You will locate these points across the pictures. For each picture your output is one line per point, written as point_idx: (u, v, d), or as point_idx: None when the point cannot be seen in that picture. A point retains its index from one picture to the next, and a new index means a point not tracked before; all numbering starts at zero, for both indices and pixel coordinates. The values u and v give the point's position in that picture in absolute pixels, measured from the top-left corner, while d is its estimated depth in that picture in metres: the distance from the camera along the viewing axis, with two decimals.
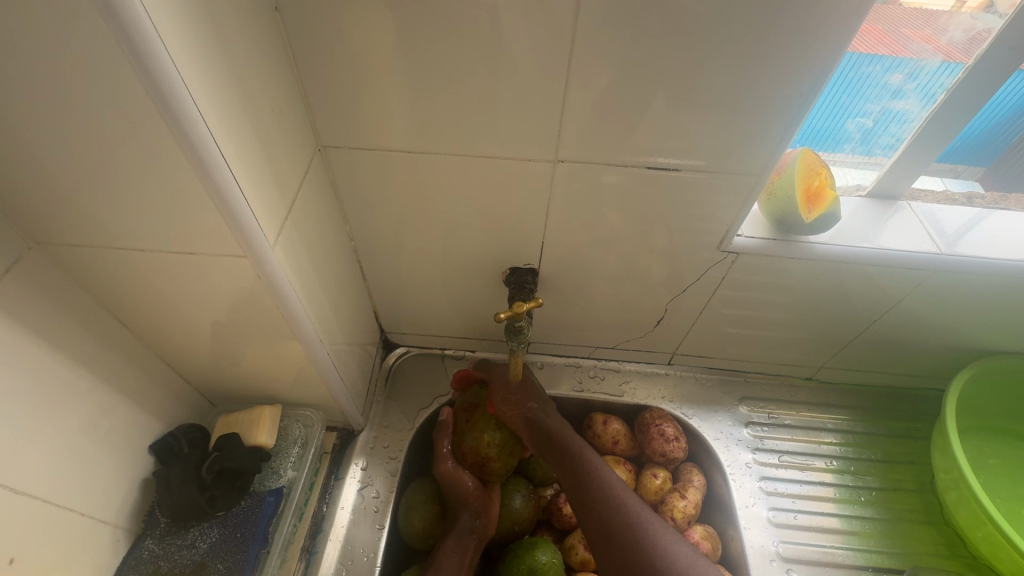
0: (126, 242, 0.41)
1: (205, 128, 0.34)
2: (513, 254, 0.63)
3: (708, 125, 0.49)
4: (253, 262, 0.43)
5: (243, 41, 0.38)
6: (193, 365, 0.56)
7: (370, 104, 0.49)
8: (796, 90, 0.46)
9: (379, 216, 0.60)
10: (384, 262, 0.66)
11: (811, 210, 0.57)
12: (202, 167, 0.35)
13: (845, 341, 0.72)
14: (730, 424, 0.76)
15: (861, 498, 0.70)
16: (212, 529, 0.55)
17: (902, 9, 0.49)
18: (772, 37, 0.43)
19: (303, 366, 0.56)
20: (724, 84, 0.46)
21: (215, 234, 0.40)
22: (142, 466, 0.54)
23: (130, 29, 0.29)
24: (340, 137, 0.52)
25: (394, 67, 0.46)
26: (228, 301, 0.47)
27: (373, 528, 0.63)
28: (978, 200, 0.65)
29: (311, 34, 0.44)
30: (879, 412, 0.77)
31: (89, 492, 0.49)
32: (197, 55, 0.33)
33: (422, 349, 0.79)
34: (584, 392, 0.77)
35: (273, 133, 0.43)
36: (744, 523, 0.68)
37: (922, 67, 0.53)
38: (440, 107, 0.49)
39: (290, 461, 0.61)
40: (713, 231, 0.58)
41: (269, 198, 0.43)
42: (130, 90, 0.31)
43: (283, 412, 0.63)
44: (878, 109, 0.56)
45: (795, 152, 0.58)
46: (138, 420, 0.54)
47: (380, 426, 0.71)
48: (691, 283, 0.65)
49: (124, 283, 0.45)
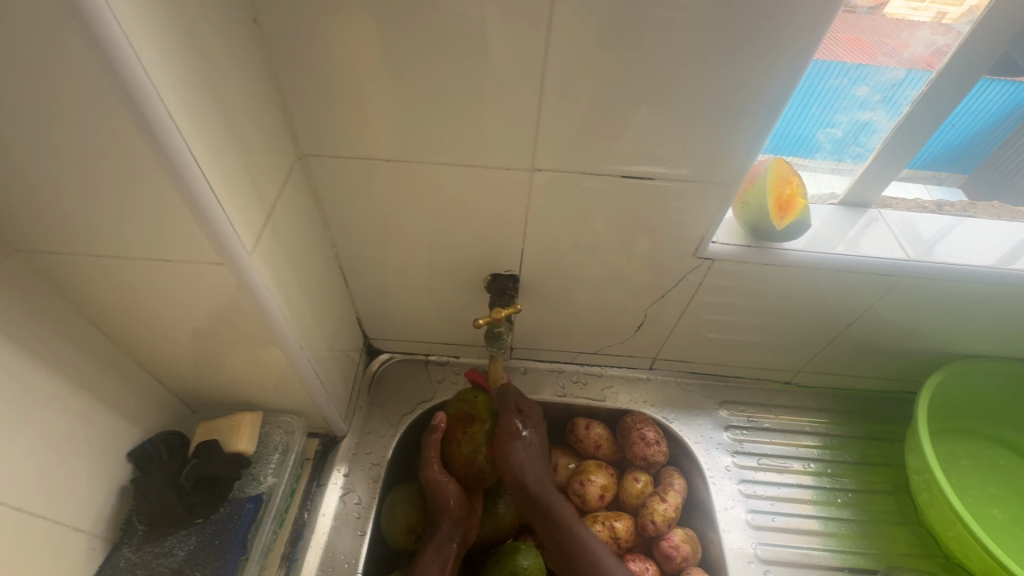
0: (103, 249, 0.41)
1: (180, 137, 0.35)
2: (494, 261, 0.64)
3: (682, 134, 0.50)
4: (231, 269, 0.43)
5: (221, 52, 0.39)
6: (173, 372, 0.56)
7: (350, 113, 0.50)
8: (763, 103, 0.48)
9: (361, 222, 0.60)
10: (366, 268, 0.66)
11: (782, 218, 0.58)
12: (178, 174, 0.36)
13: (822, 345, 0.73)
14: (710, 427, 0.77)
15: (838, 500, 0.71)
16: (191, 536, 0.55)
17: (882, 18, 0.51)
18: (739, 51, 0.44)
19: (284, 373, 0.56)
20: (695, 96, 0.47)
21: (193, 242, 0.41)
22: (120, 473, 0.54)
23: (104, 41, 0.29)
24: (320, 146, 0.53)
25: (374, 77, 0.47)
26: (207, 307, 0.47)
27: (355, 534, 0.63)
28: (947, 208, 0.66)
29: (290, 44, 0.45)
30: (855, 414, 0.79)
31: (66, 500, 0.49)
32: (172, 66, 0.34)
33: (406, 354, 0.79)
34: (566, 397, 0.78)
35: (252, 142, 0.44)
36: (723, 525, 0.69)
37: (888, 79, 0.54)
38: (419, 115, 0.50)
39: (269, 468, 0.61)
40: (689, 237, 0.60)
41: (247, 206, 0.43)
42: (105, 98, 0.31)
43: (264, 418, 0.63)
44: (847, 119, 0.58)
45: (767, 161, 0.59)
46: (116, 428, 0.53)
47: (362, 432, 0.71)
48: (669, 289, 0.66)
49: (101, 289, 0.45)
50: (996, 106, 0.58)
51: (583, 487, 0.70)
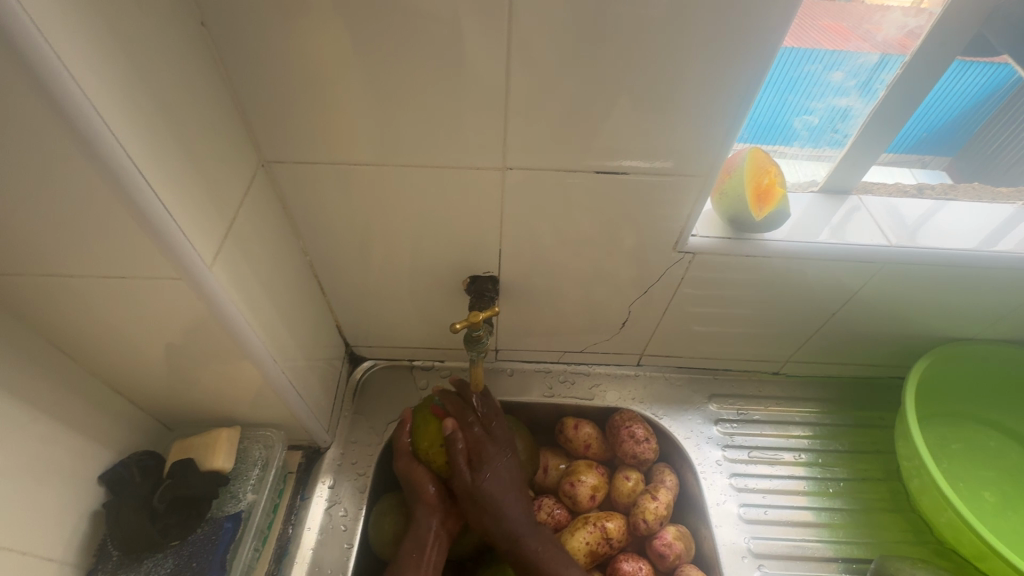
0: (55, 269, 0.40)
1: (123, 150, 0.33)
2: (473, 262, 0.63)
3: (653, 127, 0.49)
4: (192, 285, 0.42)
5: (165, 58, 0.37)
6: (143, 390, 0.54)
7: (311, 117, 0.48)
8: (734, 93, 0.47)
9: (333, 229, 0.59)
10: (342, 275, 0.65)
11: (760, 208, 0.58)
12: (125, 189, 0.34)
13: (809, 334, 0.72)
14: (699, 422, 0.76)
15: (830, 490, 0.71)
16: (167, 559, 0.54)
17: (863, 7, 0.51)
18: (705, 41, 0.43)
19: (259, 386, 0.55)
20: (663, 88, 0.46)
21: (150, 259, 0.39)
22: (92, 498, 0.53)
23: (28, 53, 0.28)
24: (283, 152, 0.51)
25: (333, 79, 0.46)
26: (173, 323, 0.46)
27: (341, 547, 0.62)
28: (928, 191, 0.66)
29: (241, 48, 0.43)
30: (844, 402, 0.79)
31: (35, 529, 0.47)
32: (108, 76, 0.32)
33: (389, 361, 0.78)
34: (554, 397, 0.77)
35: (206, 150, 0.42)
36: (715, 521, 0.68)
37: (862, 64, 0.54)
38: (383, 117, 0.48)
39: (249, 484, 0.60)
40: (669, 231, 0.59)
41: (204, 218, 0.41)
42: (37, 114, 0.30)
43: (242, 434, 0.61)
44: (823, 106, 0.57)
45: (744, 151, 0.58)
46: (85, 452, 0.52)
47: (347, 442, 0.70)
48: (654, 283, 0.65)
49: (58, 310, 0.44)
50: (973, 87, 0.57)
51: (574, 487, 0.69)
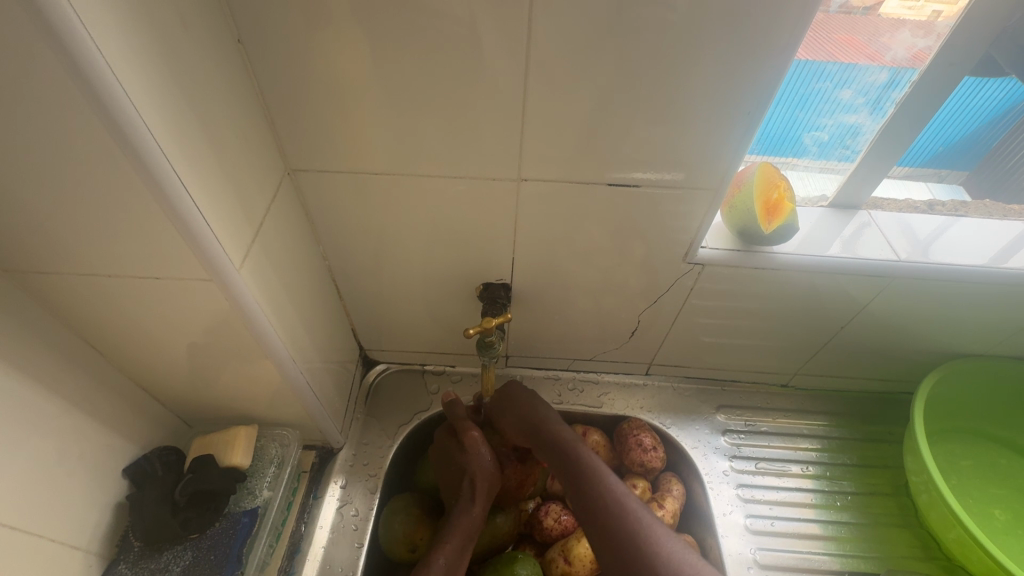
0: (93, 268, 0.42)
1: (164, 156, 0.35)
2: (486, 270, 0.64)
3: (665, 141, 0.51)
4: (221, 285, 0.44)
5: (203, 71, 0.40)
6: (168, 387, 0.56)
7: (336, 127, 0.50)
8: (745, 107, 0.48)
9: (352, 235, 0.61)
10: (359, 280, 0.66)
11: (767, 222, 0.58)
12: (163, 194, 0.36)
13: (817, 347, 0.73)
14: (707, 432, 0.77)
15: (838, 503, 0.71)
16: (187, 551, 0.56)
17: (876, 18, 0.52)
18: (719, 56, 0.45)
19: (278, 386, 0.56)
20: (675, 103, 0.48)
21: (182, 260, 0.41)
22: (116, 489, 0.55)
23: (85, 67, 0.30)
24: (308, 162, 0.53)
25: (358, 91, 0.47)
26: (199, 322, 0.48)
27: (352, 546, 0.63)
28: (939, 207, 0.66)
29: (273, 62, 0.46)
30: (853, 416, 0.79)
31: (62, 517, 0.49)
32: (153, 84, 0.34)
33: (402, 365, 0.79)
34: (563, 404, 0.78)
35: (238, 159, 0.44)
36: (722, 531, 0.69)
37: (872, 82, 0.55)
38: (405, 128, 0.50)
39: (265, 480, 0.62)
40: (680, 242, 0.60)
41: (234, 223, 0.44)
42: (89, 122, 0.32)
43: (260, 432, 0.63)
44: (832, 123, 0.59)
45: (753, 167, 0.60)
46: (112, 445, 0.54)
47: (359, 443, 0.72)
48: (663, 294, 0.66)
49: (93, 308, 0.46)
50: (991, 104, 0.58)
51: None
